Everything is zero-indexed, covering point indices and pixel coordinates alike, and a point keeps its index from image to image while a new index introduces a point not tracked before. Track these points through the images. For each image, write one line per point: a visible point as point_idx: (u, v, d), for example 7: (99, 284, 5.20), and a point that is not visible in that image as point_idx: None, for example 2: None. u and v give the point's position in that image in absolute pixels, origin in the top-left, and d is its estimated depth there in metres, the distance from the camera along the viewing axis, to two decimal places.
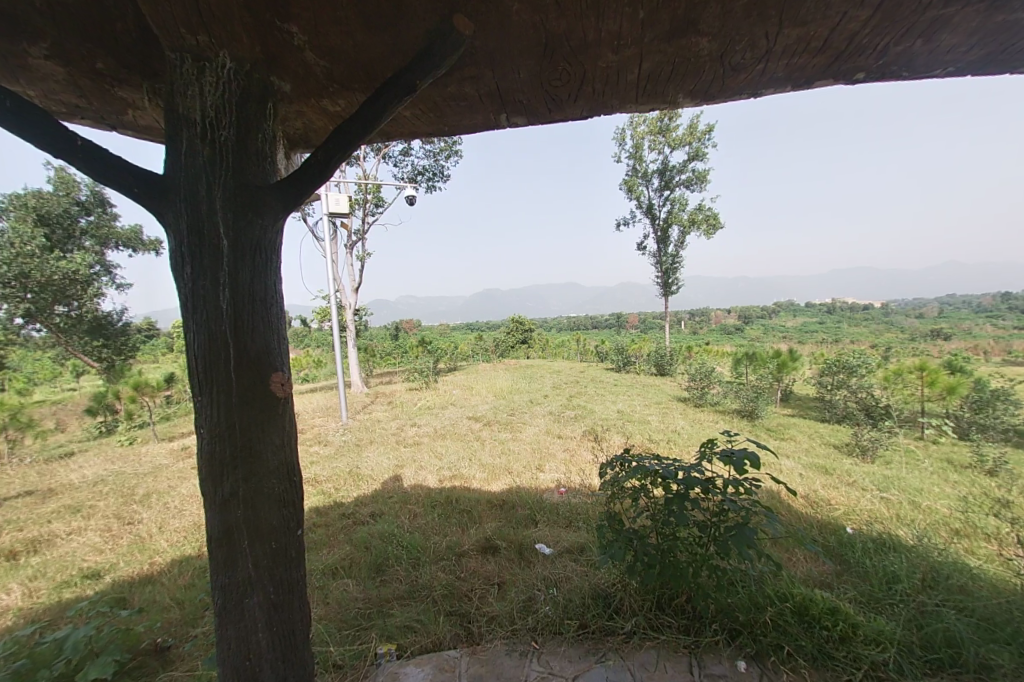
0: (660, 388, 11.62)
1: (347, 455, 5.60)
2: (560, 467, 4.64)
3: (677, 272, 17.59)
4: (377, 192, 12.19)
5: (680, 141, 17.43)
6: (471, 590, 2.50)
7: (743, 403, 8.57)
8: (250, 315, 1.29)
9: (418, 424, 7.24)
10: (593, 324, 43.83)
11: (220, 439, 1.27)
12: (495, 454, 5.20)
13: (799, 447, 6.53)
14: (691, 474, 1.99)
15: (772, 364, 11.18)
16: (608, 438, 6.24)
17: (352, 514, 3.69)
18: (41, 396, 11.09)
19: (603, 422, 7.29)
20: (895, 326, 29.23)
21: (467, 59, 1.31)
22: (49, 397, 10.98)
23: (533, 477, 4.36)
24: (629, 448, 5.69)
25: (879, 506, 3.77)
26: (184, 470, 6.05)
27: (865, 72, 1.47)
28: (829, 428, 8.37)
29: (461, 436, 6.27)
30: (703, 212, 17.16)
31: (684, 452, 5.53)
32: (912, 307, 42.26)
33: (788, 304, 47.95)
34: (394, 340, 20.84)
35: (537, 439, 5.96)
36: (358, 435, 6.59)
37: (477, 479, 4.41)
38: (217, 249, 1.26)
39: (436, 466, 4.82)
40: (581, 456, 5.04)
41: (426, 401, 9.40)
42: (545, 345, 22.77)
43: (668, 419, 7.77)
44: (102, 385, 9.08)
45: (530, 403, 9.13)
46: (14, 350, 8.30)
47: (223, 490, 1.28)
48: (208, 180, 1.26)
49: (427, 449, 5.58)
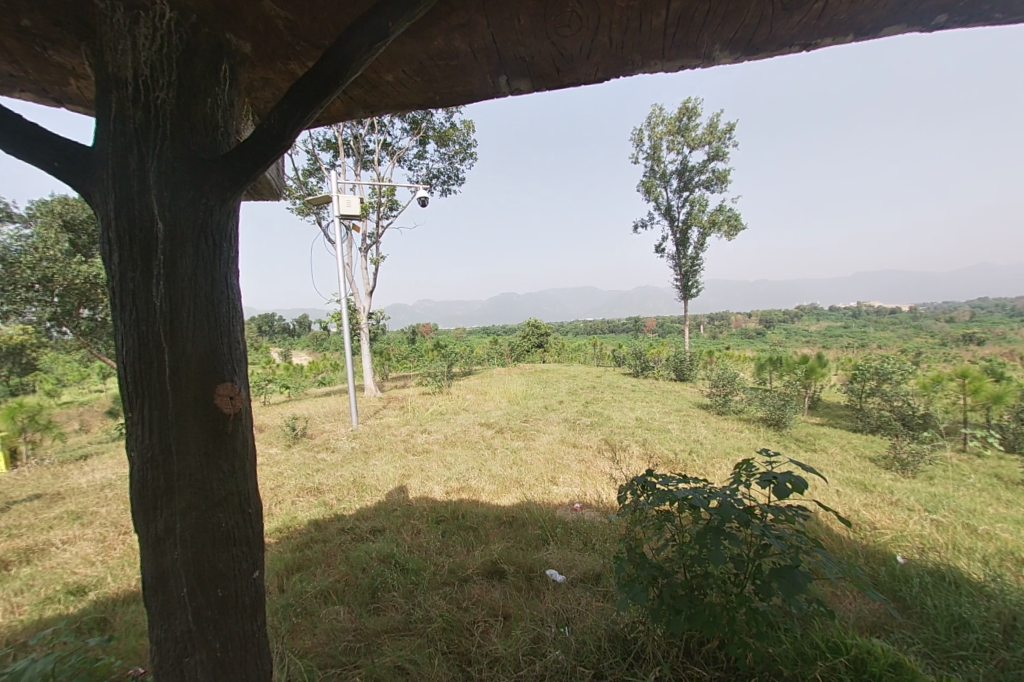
0: (680, 395, 11.23)
1: (353, 462, 5.40)
2: (575, 479, 4.35)
3: (696, 275, 17.13)
4: (391, 194, 12.11)
5: (699, 141, 17.03)
6: (472, 623, 2.24)
7: (768, 411, 8.14)
8: (191, 315, 1.06)
9: (429, 430, 7.03)
10: (610, 327, 43.40)
11: (153, 466, 1.05)
12: (505, 464, 4.93)
13: (833, 460, 6.11)
14: (727, 503, 1.68)
15: (798, 369, 10.70)
16: (625, 446, 5.94)
17: (352, 529, 3.46)
18: (66, 397, 11.29)
19: (621, 430, 6.99)
20: (924, 330, 28.18)
21: (453, 0, 1.07)
22: (74, 398, 11.17)
23: (546, 491, 4.08)
24: (649, 459, 5.37)
25: (932, 530, 3.39)
26: None
27: (949, 12, 1.18)
28: (862, 438, 7.90)
29: (472, 444, 6.02)
30: (724, 214, 16.68)
31: (707, 464, 5.20)
32: (941, 311, 40.82)
33: (812, 308, 46.71)
34: (409, 343, 20.77)
35: (551, 448, 5.69)
36: (366, 442, 6.40)
37: (486, 492, 4.15)
38: (151, 235, 1.04)
39: (444, 476, 4.58)
40: (598, 468, 4.73)
41: (438, 406, 9.19)
42: (561, 349, 22.50)
43: (689, 427, 7.43)
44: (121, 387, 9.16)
45: (545, 408, 8.87)
46: (46, 350, 8.41)
47: (156, 526, 1.06)
48: (140, 151, 1.04)
49: (435, 458, 5.33)
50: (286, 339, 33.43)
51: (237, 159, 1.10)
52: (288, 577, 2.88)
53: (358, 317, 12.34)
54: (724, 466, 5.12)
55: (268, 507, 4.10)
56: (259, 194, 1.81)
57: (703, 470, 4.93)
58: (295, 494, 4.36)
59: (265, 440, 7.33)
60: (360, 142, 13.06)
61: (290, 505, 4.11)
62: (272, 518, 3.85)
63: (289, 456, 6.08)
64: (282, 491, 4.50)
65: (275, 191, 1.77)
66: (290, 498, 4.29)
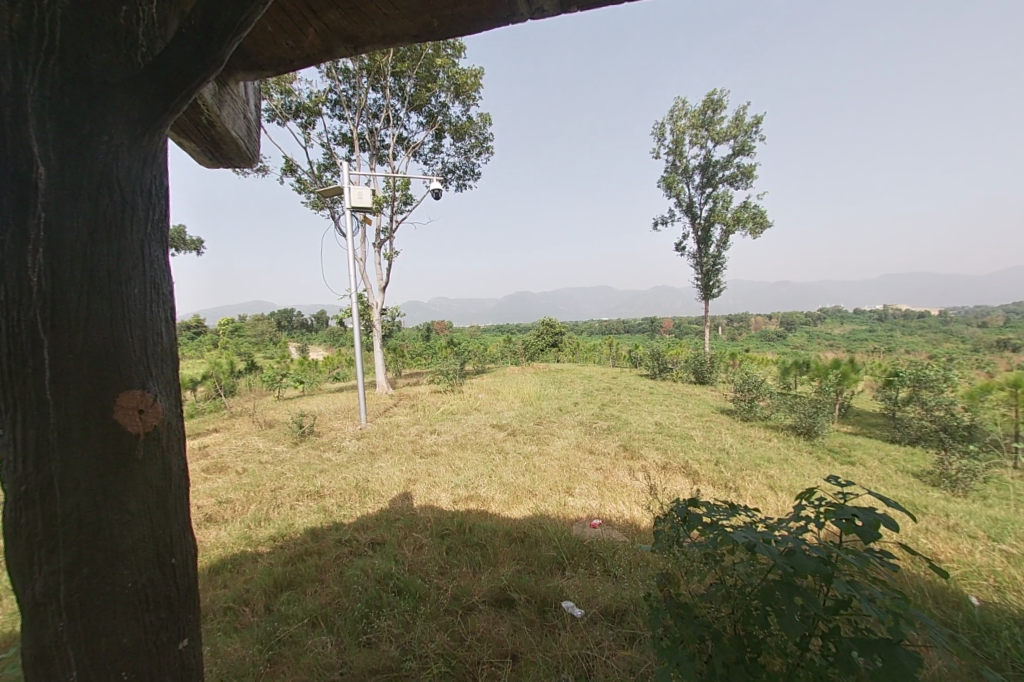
0: (701, 398, 10.76)
1: (357, 464, 5.14)
2: (592, 491, 4.00)
3: (718, 274, 16.56)
4: (406, 189, 11.88)
5: (724, 136, 16.45)
6: (475, 665, 1.95)
7: (798, 419, 7.66)
8: (84, 296, 0.77)
9: (438, 431, 6.75)
10: (626, 327, 42.85)
11: (30, 506, 0.76)
12: (517, 471, 4.61)
13: (872, 475, 5.64)
14: (799, 551, 1.32)
15: (828, 375, 10.15)
16: (646, 454, 5.57)
17: (349, 540, 3.18)
18: None
19: (641, 435, 6.62)
20: (956, 335, 27.07)
21: None
22: None
23: (561, 504, 3.74)
24: (672, 470, 4.98)
25: (1005, 566, 2.96)
26: (194, 471, 5.76)
27: None
28: (899, 451, 7.38)
29: (483, 448, 5.71)
30: (749, 211, 16.09)
31: (736, 476, 4.81)
32: (974, 316, 39.24)
33: (836, 311, 45.45)
34: (423, 340, 20.57)
35: (567, 454, 5.35)
36: (373, 442, 6.15)
37: (496, 502, 3.82)
38: (30, 185, 0.75)
39: (451, 483, 4.27)
40: (617, 479, 4.38)
41: (449, 405, 8.93)
42: (576, 348, 22.15)
43: (713, 434, 7.03)
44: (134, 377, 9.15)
45: (560, 410, 8.55)
46: None
47: (34, 587, 0.77)
48: (14, 63, 0.75)
49: (443, 462, 5.04)
50: (303, 335, 33.76)
51: (155, 81, 0.82)
52: (275, 597, 2.61)
53: (370, 313, 12.13)
54: (756, 479, 4.72)
55: (264, 512, 3.85)
56: (227, 158, 1.51)
57: (732, 483, 4.54)
58: (294, 497, 4.12)
59: (272, 437, 7.15)
60: (376, 136, 12.88)
61: (288, 511, 3.85)
62: (267, 525, 3.60)
63: (294, 455, 5.86)
64: (282, 494, 4.26)
65: (244, 153, 1.47)
66: (288, 501, 4.05)
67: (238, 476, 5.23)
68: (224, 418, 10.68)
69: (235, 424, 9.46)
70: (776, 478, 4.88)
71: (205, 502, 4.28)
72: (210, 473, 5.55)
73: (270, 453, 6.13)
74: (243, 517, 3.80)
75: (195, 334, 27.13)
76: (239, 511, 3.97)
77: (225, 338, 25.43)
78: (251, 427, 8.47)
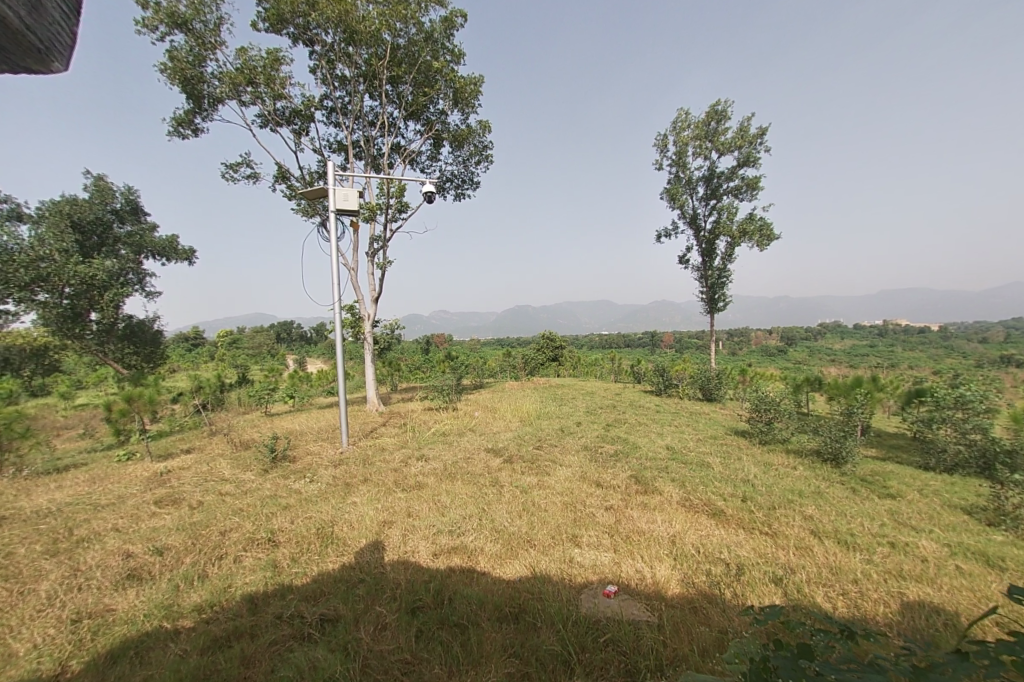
0: (712, 419, 10.07)
1: (327, 500, 4.40)
2: (604, 541, 3.30)
3: (724, 288, 15.99)
4: (401, 196, 11.30)
5: (728, 146, 16.04)
6: None
7: (823, 442, 6.96)
8: None
9: (426, 457, 6.02)
10: (626, 342, 42.53)
11: None
12: (512, 512, 3.88)
13: (919, 511, 4.94)
14: None
15: (848, 393, 9.48)
16: (663, 488, 4.84)
17: (292, 617, 2.48)
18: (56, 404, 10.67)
19: (653, 464, 5.90)
20: (958, 350, 26.88)
21: None
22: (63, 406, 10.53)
23: (565, 560, 3.03)
24: (695, 511, 4.26)
25: None
26: (144, 503, 5.05)
27: None
28: (936, 479, 6.69)
29: (475, 479, 4.97)
30: (755, 223, 15.58)
31: (771, 517, 4.10)
32: (973, 331, 39.04)
33: (838, 325, 45.01)
34: (422, 353, 19.84)
35: (572, 488, 4.64)
36: (351, 471, 5.41)
37: (486, 556, 3.11)
38: None
39: (433, 526, 3.56)
40: (633, 523, 3.66)
41: (442, 425, 8.22)
42: (577, 362, 21.57)
43: (733, 462, 6.32)
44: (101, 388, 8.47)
45: (562, 431, 7.84)
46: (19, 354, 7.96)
47: None
48: None
49: (428, 498, 4.30)
50: (300, 346, 33.25)
51: None
52: None
53: (362, 325, 11.52)
54: (794, 522, 4.02)
55: (199, 567, 3.13)
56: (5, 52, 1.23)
57: (769, 529, 3.83)
58: (242, 545, 3.40)
59: (242, 462, 6.42)
60: (372, 144, 12.38)
61: (229, 566, 3.13)
62: (200, 590, 2.88)
63: (259, 485, 5.12)
64: (229, 540, 3.53)
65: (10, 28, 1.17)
66: (234, 550, 3.33)
67: (189, 511, 4.52)
68: (204, 437, 9.99)
69: (210, 444, 8.74)
70: (817, 520, 4.17)
71: (138, 550, 3.56)
72: (161, 507, 4.82)
73: (234, 483, 5.39)
74: (172, 574, 3.08)
75: (192, 346, 26.64)
76: (172, 563, 3.25)
77: (221, 350, 24.89)
78: (226, 449, 7.77)
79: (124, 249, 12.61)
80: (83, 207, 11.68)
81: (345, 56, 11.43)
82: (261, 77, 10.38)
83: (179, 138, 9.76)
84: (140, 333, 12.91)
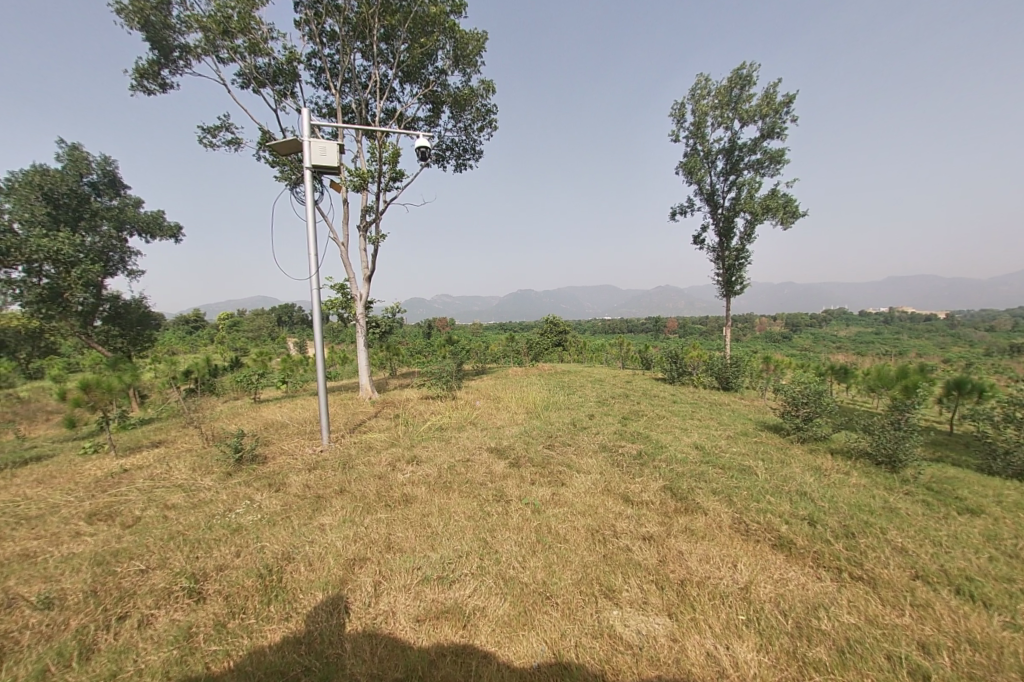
0: (736, 410, 9.16)
1: (287, 523, 3.44)
2: (656, 598, 2.39)
3: (742, 270, 14.91)
4: (395, 163, 10.16)
5: (751, 115, 14.73)
6: None
7: (876, 444, 5.98)
8: None
9: (417, 458, 5.10)
10: (630, 327, 41.73)
11: None
12: (523, 544, 2.94)
13: (1018, 536, 4.00)
14: None
15: (890, 384, 8.52)
16: (709, 504, 3.88)
17: None
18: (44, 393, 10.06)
19: (687, 470, 4.96)
20: (966, 338, 26.07)
21: None
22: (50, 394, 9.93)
23: (602, 634, 2.16)
24: (756, 542, 3.32)
25: None
26: (76, 514, 4.15)
27: None
28: (1010, 488, 5.74)
29: (474, 492, 4.01)
30: (780, 199, 14.37)
31: (858, 553, 3.14)
32: (984, 319, 38.20)
33: (844, 312, 43.95)
34: (423, 337, 18.75)
35: (595, 506, 3.69)
36: (326, 478, 4.48)
37: (489, 625, 2.21)
38: None
39: (417, 568, 2.60)
40: (686, 564, 2.71)
41: (439, 418, 7.30)
42: (583, 348, 20.66)
43: (780, 467, 5.36)
44: (86, 382, 7.77)
45: (575, 427, 6.89)
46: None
47: None
48: None
49: (414, 521, 3.35)
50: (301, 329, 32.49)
51: None
52: None
53: (353, 306, 10.47)
54: (888, 558, 3.08)
55: (86, 635, 2.23)
56: None
57: (863, 574, 2.89)
58: (156, 596, 2.46)
59: (206, 461, 5.51)
60: (365, 108, 11.22)
61: (128, 634, 2.23)
62: None
63: (214, 497, 4.19)
64: (143, 584, 2.59)
65: None
66: (141, 605, 2.39)
67: (120, 533, 3.60)
68: (184, 426, 9.10)
69: (186, 436, 7.89)
70: (915, 552, 3.25)
71: (24, 598, 2.64)
72: (92, 523, 3.90)
73: (186, 492, 4.44)
74: (46, 648, 2.17)
75: (191, 328, 25.85)
76: (53, 625, 2.32)
77: (219, 332, 24.03)
78: (198, 442, 6.88)
79: (104, 224, 11.36)
80: (55, 177, 10.49)
81: (334, 8, 10.24)
82: (237, 26, 9.15)
83: (144, 92, 8.61)
84: (126, 314, 11.96)
